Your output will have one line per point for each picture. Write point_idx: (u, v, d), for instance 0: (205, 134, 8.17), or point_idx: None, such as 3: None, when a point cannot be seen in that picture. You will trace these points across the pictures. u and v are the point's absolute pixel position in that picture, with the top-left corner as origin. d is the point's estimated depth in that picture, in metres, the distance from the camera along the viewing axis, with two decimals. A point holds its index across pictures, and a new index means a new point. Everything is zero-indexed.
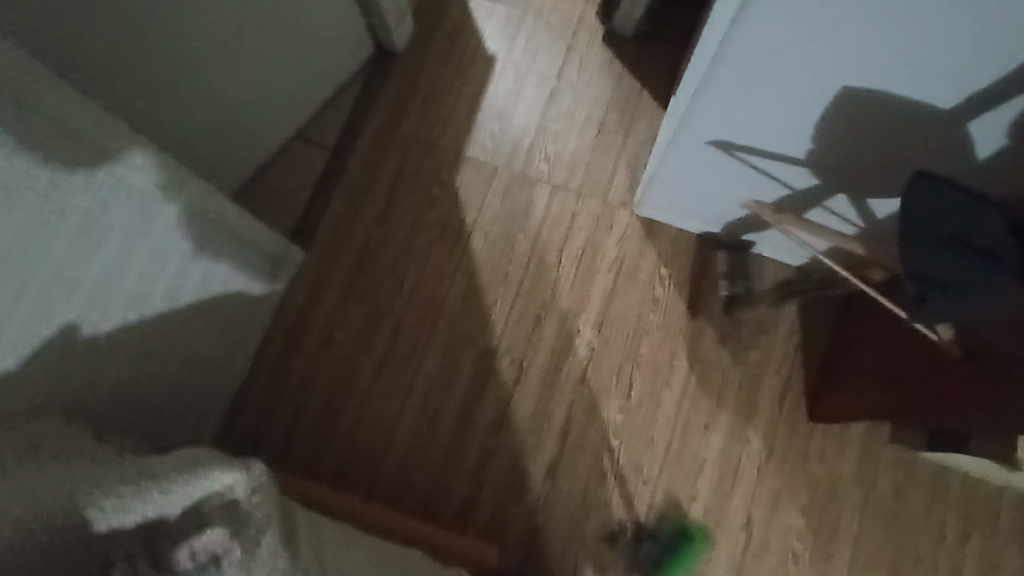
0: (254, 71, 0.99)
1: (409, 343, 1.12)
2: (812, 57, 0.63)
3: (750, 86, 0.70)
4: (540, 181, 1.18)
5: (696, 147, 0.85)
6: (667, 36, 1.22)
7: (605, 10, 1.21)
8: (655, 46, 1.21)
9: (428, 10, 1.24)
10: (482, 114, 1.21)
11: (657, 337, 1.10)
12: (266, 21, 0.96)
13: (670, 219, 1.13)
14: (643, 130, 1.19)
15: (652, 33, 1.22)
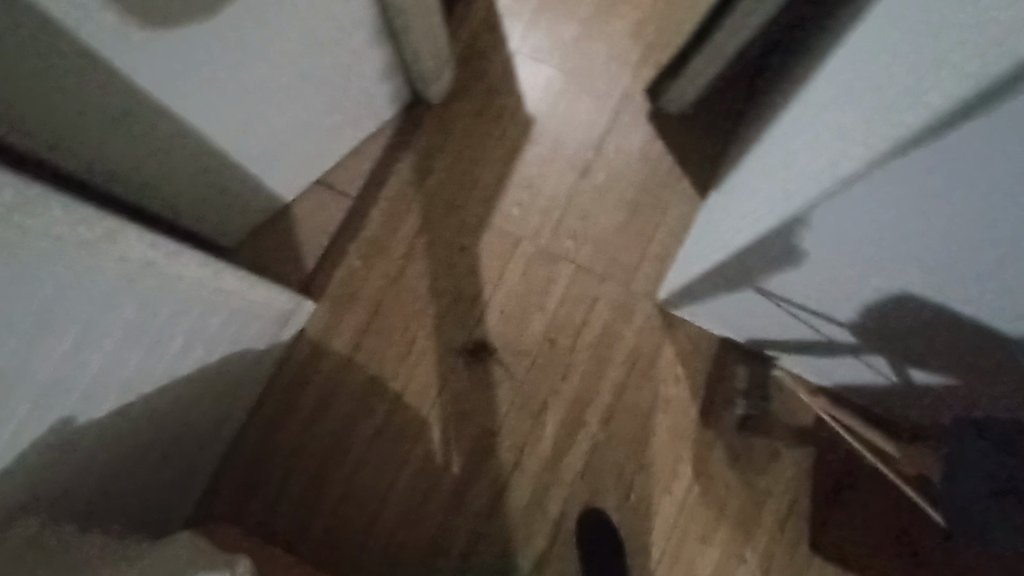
0: (278, 123, 0.95)
1: (409, 414, 1.10)
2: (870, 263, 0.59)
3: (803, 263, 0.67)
4: (563, 260, 1.14)
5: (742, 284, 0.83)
6: (716, 119, 1.16)
7: (653, 86, 1.15)
8: (700, 129, 1.16)
9: (468, 62, 1.19)
10: (512, 179, 1.17)
11: (664, 440, 1.07)
12: (300, 76, 0.90)
13: (692, 317, 1.09)
14: (676, 218, 1.15)
15: (700, 114, 1.16)
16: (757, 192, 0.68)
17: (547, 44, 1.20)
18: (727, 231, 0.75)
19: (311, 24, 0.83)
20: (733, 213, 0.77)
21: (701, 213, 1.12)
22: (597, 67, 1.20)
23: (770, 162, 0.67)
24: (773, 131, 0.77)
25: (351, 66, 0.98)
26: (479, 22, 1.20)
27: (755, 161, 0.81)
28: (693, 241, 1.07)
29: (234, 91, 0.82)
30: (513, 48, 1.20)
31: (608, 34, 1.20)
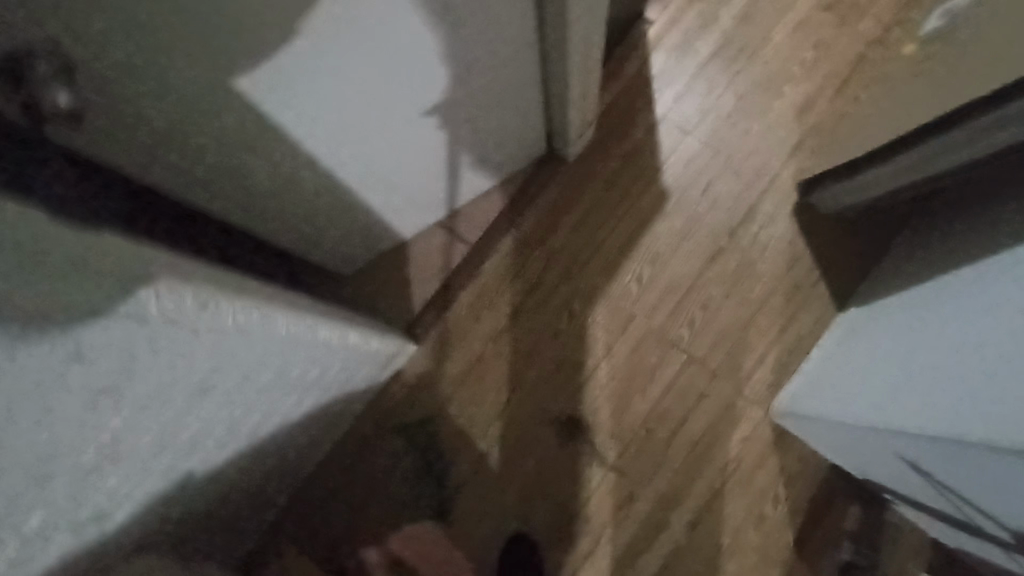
0: (421, 176, 0.93)
1: (490, 475, 1.08)
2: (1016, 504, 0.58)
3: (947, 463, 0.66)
4: (676, 347, 1.08)
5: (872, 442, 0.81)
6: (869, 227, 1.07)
7: (808, 180, 1.06)
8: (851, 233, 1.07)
9: (610, 121, 1.14)
10: (636, 251, 1.11)
11: (752, 559, 1.01)
12: (456, 139, 0.87)
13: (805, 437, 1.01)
14: (806, 324, 1.06)
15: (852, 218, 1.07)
16: (961, 385, 0.64)
17: (697, 114, 1.13)
18: (909, 402, 0.71)
19: (490, 95, 0.79)
20: (917, 381, 0.72)
21: (835, 328, 1.03)
22: (747, 147, 1.12)
23: (988, 356, 0.62)
24: (974, 296, 0.70)
25: (504, 123, 0.93)
26: (629, 81, 1.15)
27: (939, 319, 0.75)
28: (829, 360, 0.98)
29: (393, 158, 0.80)
30: (661, 113, 1.14)
31: (765, 113, 1.12)
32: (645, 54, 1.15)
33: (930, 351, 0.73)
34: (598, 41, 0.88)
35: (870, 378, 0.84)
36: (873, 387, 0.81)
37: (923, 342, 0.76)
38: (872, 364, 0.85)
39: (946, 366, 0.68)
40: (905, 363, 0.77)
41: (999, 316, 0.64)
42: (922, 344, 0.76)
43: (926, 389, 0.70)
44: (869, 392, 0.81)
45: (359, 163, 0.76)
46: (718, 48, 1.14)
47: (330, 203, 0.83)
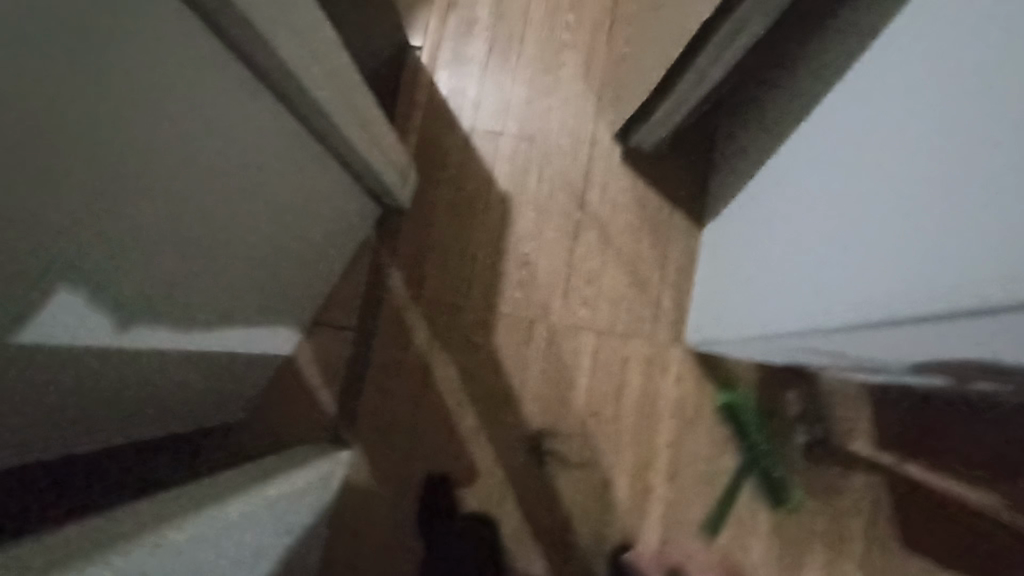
0: (269, 297, 0.89)
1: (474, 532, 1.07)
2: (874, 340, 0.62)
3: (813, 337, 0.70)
4: (582, 328, 1.11)
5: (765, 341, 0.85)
6: (694, 147, 1.12)
7: (623, 129, 1.10)
8: (681, 157, 1.12)
9: (426, 155, 1.14)
10: (506, 261, 1.12)
11: (734, 481, 1.05)
12: (283, 249, 0.84)
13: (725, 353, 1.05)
14: (680, 254, 1.11)
15: (677, 145, 1.12)
16: (804, 267, 0.67)
17: (500, 113, 1.16)
18: (795, 301, 0.68)
19: (278, 191, 0.71)
20: (796, 276, 0.69)
21: (703, 253, 1.09)
22: (557, 122, 1.15)
23: (842, 228, 0.59)
24: (813, 174, 0.68)
25: (309, 207, 0.86)
26: (426, 111, 1.15)
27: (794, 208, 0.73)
28: (721, 284, 1.00)
29: (230, 300, 0.75)
30: (468, 127, 1.15)
31: (557, 85, 1.16)
32: (428, 80, 1.16)
33: (794, 241, 0.70)
34: (370, 99, 0.88)
35: (758, 286, 0.81)
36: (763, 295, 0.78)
37: (789, 235, 0.73)
38: (755, 272, 0.83)
39: (812, 250, 0.66)
40: (781, 261, 0.74)
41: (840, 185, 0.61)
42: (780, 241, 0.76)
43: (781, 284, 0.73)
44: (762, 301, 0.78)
45: (201, 323, 0.71)
46: (490, 45, 1.16)
47: (186, 372, 0.78)
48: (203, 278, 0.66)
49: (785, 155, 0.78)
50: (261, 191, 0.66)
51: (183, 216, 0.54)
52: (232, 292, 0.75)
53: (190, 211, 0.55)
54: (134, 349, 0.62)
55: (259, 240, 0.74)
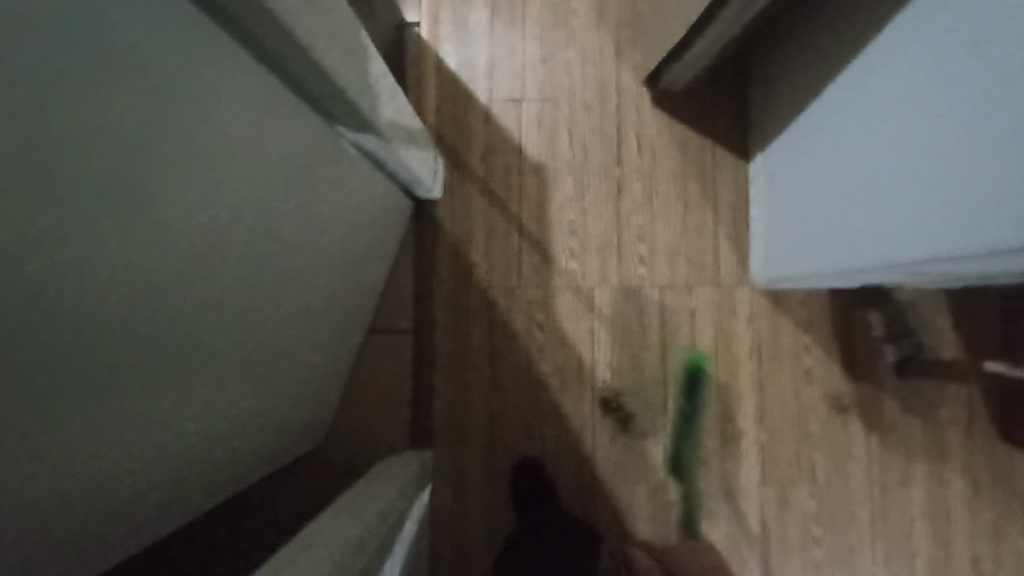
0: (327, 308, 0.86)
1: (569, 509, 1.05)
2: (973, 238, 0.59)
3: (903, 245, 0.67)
4: (642, 285, 1.07)
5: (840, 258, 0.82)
6: (728, 77, 1.06)
7: (650, 73, 1.05)
8: (717, 91, 1.06)
9: (449, 136, 1.09)
10: (551, 231, 1.08)
11: (824, 411, 1.03)
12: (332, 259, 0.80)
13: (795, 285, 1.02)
14: (731, 191, 1.06)
15: (711, 80, 1.06)
16: None
17: (517, 77, 1.10)
18: (936, 224, 0.64)
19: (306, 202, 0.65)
20: (926, 200, 0.65)
21: (756, 189, 1.04)
22: (578, 75, 1.09)
23: (992, 135, 0.56)
24: (921, 86, 0.64)
25: (348, 215, 0.80)
26: (440, 91, 1.10)
27: (897, 126, 0.69)
28: (788, 218, 0.96)
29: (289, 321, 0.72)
30: (486, 100, 1.10)
31: (572, 35, 1.09)
32: (435, 58, 1.10)
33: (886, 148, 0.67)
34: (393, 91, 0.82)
35: (859, 217, 0.77)
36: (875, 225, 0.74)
37: (896, 157, 0.69)
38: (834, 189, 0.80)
39: (944, 167, 0.62)
40: (891, 186, 0.70)
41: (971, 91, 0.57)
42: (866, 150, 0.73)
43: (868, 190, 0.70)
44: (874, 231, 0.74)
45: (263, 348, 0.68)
46: (493, 6, 1.10)
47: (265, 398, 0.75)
48: (248, 314, 0.60)
49: (870, 69, 0.73)
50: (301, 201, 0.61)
51: (216, 254, 0.48)
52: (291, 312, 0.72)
53: (222, 243, 0.48)
54: (192, 400, 0.57)
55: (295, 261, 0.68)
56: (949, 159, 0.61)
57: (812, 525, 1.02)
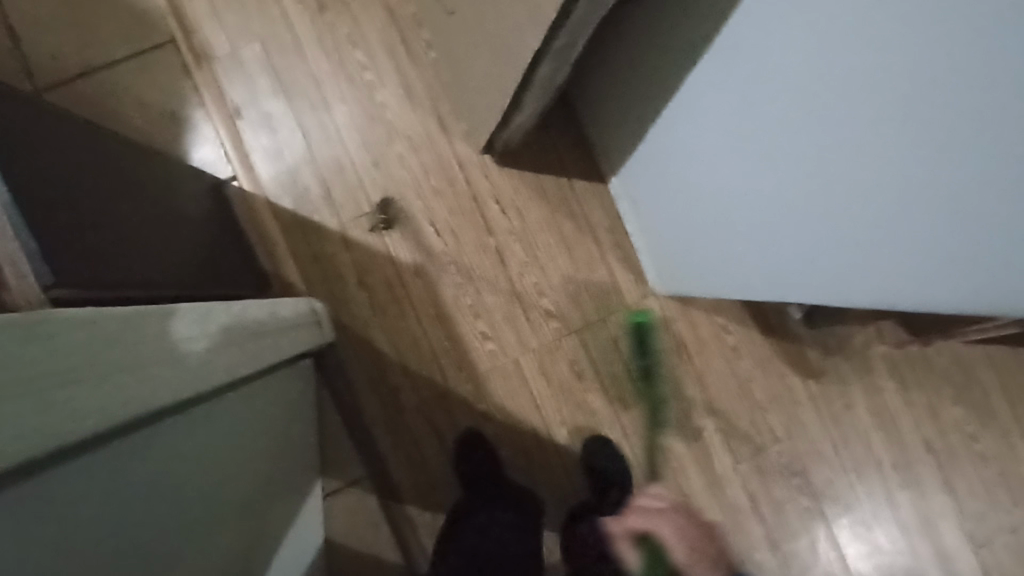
0: (281, 486, 0.82)
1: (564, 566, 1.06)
2: (879, 250, 0.62)
3: (822, 256, 0.70)
4: (561, 335, 1.07)
5: (746, 271, 0.84)
6: (561, 119, 1.07)
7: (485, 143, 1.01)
8: (554, 136, 1.06)
9: (316, 276, 1.04)
10: (457, 322, 1.06)
11: (761, 376, 1.09)
12: (267, 446, 0.76)
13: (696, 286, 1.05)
14: (603, 215, 1.08)
15: (545, 127, 1.06)
16: (792, 197, 0.67)
17: (358, 190, 1.04)
18: (863, 229, 0.61)
19: (193, 485, 0.54)
20: (833, 210, 0.63)
21: (628, 215, 1.06)
22: (416, 164, 1.05)
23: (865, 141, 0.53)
24: (743, 131, 0.67)
25: (267, 412, 0.76)
26: (287, 234, 1.03)
27: (753, 159, 0.68)
28: (675, 241, 0.95)
29: (246, 521, 0.68)
30: (337, 224, 1.04)
31: (392, 128, 1.05)
32: (268, 205, 1.03)
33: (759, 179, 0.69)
34: (250, 300, 0.77)
35: (781, 232, 0.72)
36: (797, 242, 0.71)
37: (775, 182, 0.67)
38: (712, 215, 0.82)
39: (841, 178, 0.59)
40: (789, 206, 0.68)
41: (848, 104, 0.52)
42: (728, 183, 0.75)
43: (766, 217, 0.73)
44: (809, 244, 0.70)
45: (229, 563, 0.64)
46: (304, 130, 1.04)
47: None
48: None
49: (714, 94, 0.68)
50: (205, 449, 0.57)
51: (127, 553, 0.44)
52: (244, 513, 0.68)
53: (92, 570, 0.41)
54: None
55: (196, 550, 0.56)
56: (839, 175, 0.59)
57: (790, 477, 1.09)
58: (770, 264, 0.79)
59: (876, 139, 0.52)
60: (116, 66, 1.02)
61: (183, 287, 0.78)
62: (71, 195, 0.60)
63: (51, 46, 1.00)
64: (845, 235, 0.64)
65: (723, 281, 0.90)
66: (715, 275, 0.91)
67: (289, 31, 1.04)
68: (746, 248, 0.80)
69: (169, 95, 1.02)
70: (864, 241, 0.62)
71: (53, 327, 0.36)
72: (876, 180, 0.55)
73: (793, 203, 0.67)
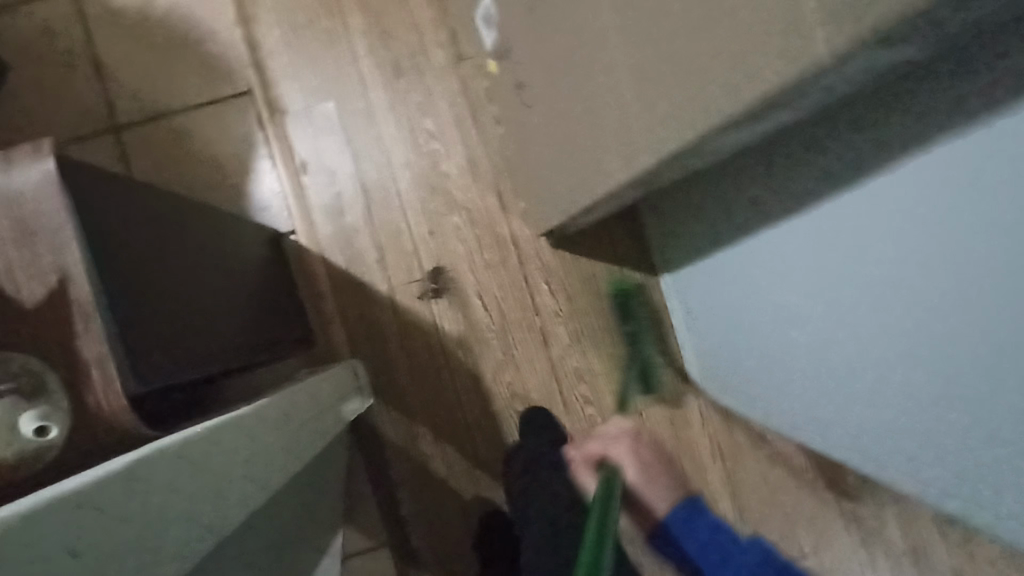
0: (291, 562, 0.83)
1: None
2: (918, 413, 0.61)
3: (863, 404, 0.70)
4: (596, 423, 1.07)
5: (787, 394, 0.85)
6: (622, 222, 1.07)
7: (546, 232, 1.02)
8: (612, 232, 1.07)
9: (361, 337, 1.04)
10: (494, 398, 1.06)
11: (794, 488, 1.08)
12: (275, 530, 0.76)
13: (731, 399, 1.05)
14: (650, 308, 1.07)
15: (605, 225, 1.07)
16: (835, 346, 0.68)
17: (411, 257, 1.05)
18: (902, 389, 0.62)
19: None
20: (875, 366, 0.64)
21: (677, 314, 1.06)
22: (471, 238, 1.06)
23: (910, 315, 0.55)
24: (793, 280, 0.70)
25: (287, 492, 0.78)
26: (337, 293, 1.04)
27: (800, 305, 0.71)
28: (716, 352, 0.97)
29: None
30: (387, 288, 1.05)
31: (452, 200, 1.05)
32: (322, 262, 1.04)
33: (804, 322, 0.71)
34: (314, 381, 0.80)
35: (825, 363, 0.72)
36: (838, 385, 0.72)
37: (821, 331, 0.69)
38: (755, 339, 0.84)
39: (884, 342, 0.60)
40: (831, 353, 0.69)
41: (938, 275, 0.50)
42: (773, 317, 0.77)
43: (808, 355, 0.74)
44: (853, 386, 0.69)
45: None
46: (365, 192, 1.05)
47: None
48: None
49: (791, 219, 0.66)
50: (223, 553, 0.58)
51: None
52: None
53: None
54: None
55: None
56: (882, 337, 0.60)
57: None
58: (811, 395, 0.79)
59: (920, 313, 0.54)
60: (193, 113, 1.04)
61: (237, 356, 0.78)
62: (162, 273, 0.62)
63: (136, 89, 1.04)
64: (884, 391, 0.64)
65: (767, 398, 0.91)
66: (759, 391, 0.92)
67: (362, 95, 1.05)
68: (789, 376, 0.81)
69: (236, 143, 1.04)
70: (902, 401, 0.63)
71: (121, 486, 0.37)
72: (919, 350, 0.56)
73: (835, 352, 0.69)
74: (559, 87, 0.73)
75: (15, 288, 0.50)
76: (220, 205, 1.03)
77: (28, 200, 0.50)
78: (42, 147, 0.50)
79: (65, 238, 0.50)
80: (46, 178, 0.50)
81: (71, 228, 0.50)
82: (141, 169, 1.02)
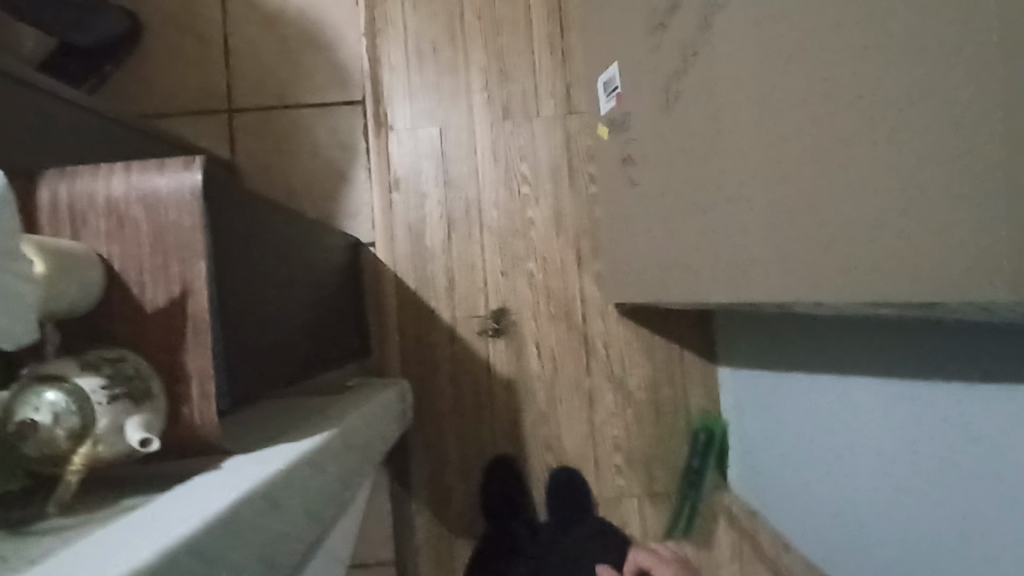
0: None
1: None
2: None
3: (892, 559, 0.69)
4: (621, 495, 1.06)
5: (819, 521, 0.84)
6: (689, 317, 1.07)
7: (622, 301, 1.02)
8: (678, 318, 1.07)
9: (413, 360, 1.06)
10: (528, 448, 1.06)
11: None
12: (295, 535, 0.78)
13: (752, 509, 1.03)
14: (702, 395, 1.07)
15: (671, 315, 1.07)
16: (892, 492, 0.68)
17: (479, 292, 1.06)
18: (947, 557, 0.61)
19: None
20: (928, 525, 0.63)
21: (729, 409, 1.05)
22: (541, 287, 1.06)
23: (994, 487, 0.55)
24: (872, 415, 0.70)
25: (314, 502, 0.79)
26: (401, 312, 1.06)
27: (870, 441, 0.71)
28: (761, 457, 0.97)
29: None
30: (450, 317, 1.06)
31: (531, 246, 1.07)
32: (394, 278, 1.06)
33: (867, 457, 0.72)
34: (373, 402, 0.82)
35: (874, 505, 0.71)
36: (876, 530, 0.71)
37: (882, 471, 0.69)
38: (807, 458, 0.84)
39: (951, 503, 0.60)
40: (885, 497, 0.69)
41: (983, 496, 0.56)
42: (833, 443, 0.78)
43: (858, 492, 0.74)
44: (892, 537, 0.69)
45: None
46: (449, 221, 1.07)
47: None
48: None
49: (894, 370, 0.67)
50: None
51: None
52: None
53: None
54: None
55: None
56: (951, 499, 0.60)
57: None
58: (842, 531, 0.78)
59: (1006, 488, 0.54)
60: (306, 112, 1.07)
61: (302, 375, 0.81)
62: (253, 303, 0.65)
63: (257, 75, 1.07)
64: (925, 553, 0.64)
65: (795, 518, 0.90)
66: (789, 509, 0.91)
67: (468, 128, 1.07)
68: (829, 505, 0.80)
69: (341, 148, 1.07)
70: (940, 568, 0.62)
71: (216, 532, 0.39)
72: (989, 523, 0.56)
73: (891, 498, 0.68)
74: (679, 182, 0.75)
75: (140, 290, 0.52)
76: (311, 202, 1.06)
77: (169, 211, 0.53)
78: (193, 164, 0.54)
79: (195, 255, 0.53)
80: (191, 194, 0.53)
81: (203, 247, 0.53)
82: (245, 154, 1.06)
